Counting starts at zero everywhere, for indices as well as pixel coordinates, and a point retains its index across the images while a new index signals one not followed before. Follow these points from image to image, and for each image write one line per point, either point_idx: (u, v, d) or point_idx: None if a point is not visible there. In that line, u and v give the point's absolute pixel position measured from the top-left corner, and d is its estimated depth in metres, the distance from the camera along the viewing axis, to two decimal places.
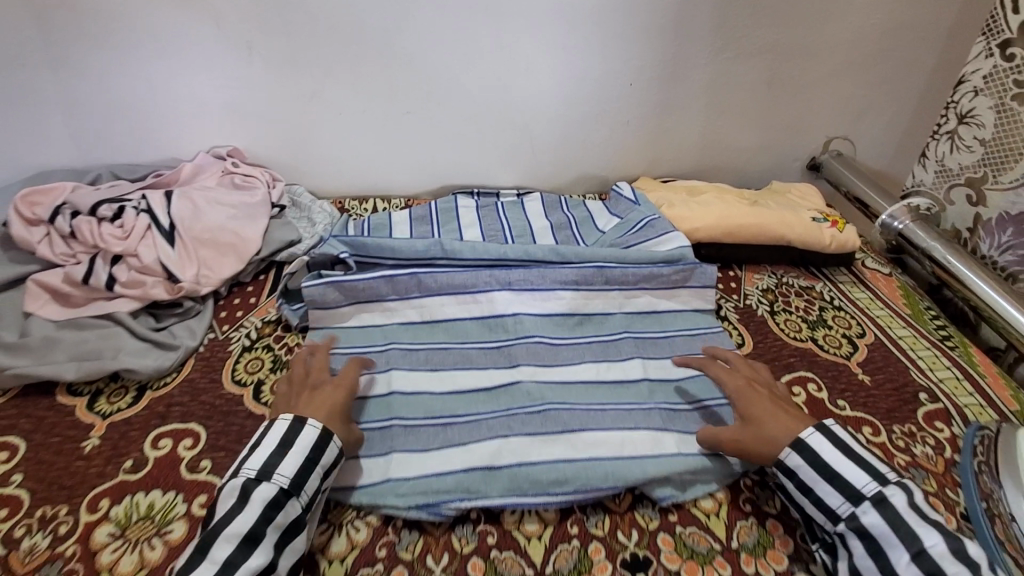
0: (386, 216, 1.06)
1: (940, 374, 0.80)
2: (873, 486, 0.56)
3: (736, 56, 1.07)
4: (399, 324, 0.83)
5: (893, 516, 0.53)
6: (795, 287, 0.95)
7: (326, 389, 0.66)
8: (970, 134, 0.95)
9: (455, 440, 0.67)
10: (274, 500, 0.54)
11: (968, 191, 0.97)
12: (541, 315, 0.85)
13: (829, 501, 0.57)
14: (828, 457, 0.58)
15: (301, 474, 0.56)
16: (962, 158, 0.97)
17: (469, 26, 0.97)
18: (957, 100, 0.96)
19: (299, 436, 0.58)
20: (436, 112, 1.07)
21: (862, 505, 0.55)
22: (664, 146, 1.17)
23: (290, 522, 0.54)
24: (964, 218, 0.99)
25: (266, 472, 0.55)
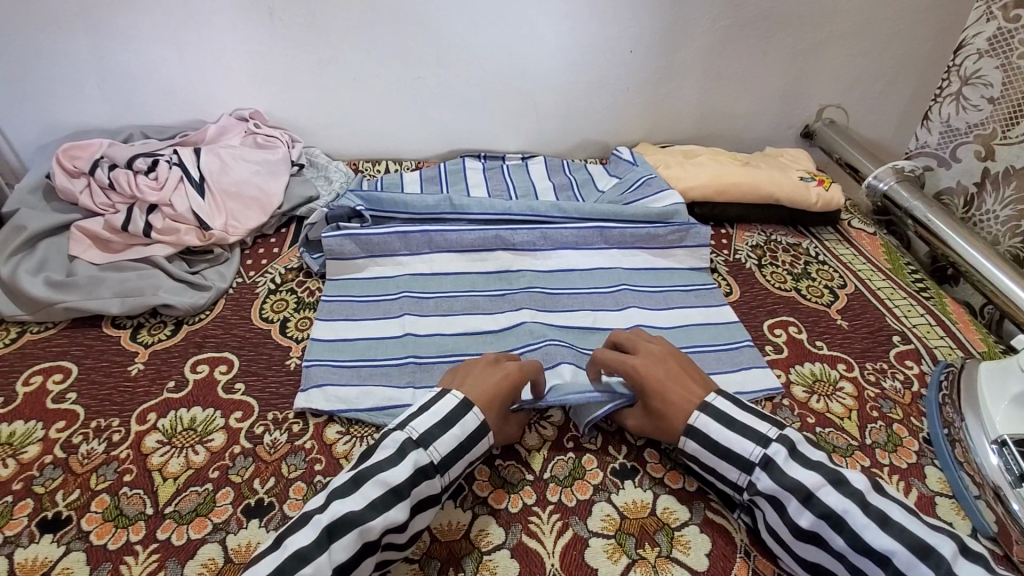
0: (398, 176, 1.12)
1: (914, 321, 0.86)
2: (758, 451, 0.57)
3: (732, 25, 1.11)
4: (411, 276, 0.90)
5: (781, 473, 0.56)
6: (782, 244, 1.01)
7: (500, 373, 0.65)
8: (976, 94, 0.99)
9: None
10: (423, 470, 0.55)
11: (977, 147, 1.01)
12: (542, 271, 0.92)
13: (729, 475, 0.59)
14: (716, 436, 0.60)
15: (452, 456, 0.57)
16: (969, 117, 1.02)
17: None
18: (961, 63, 1.02)
19: (464, 419, 0.59)
20: (447, 77, 1.12)
21: (755, 472, 0.57)
22: (662, 113, 1.22)
23: (430, 494, 0.55)
24: (972, 173, 1.03)
25: (426, 440, 0.57)
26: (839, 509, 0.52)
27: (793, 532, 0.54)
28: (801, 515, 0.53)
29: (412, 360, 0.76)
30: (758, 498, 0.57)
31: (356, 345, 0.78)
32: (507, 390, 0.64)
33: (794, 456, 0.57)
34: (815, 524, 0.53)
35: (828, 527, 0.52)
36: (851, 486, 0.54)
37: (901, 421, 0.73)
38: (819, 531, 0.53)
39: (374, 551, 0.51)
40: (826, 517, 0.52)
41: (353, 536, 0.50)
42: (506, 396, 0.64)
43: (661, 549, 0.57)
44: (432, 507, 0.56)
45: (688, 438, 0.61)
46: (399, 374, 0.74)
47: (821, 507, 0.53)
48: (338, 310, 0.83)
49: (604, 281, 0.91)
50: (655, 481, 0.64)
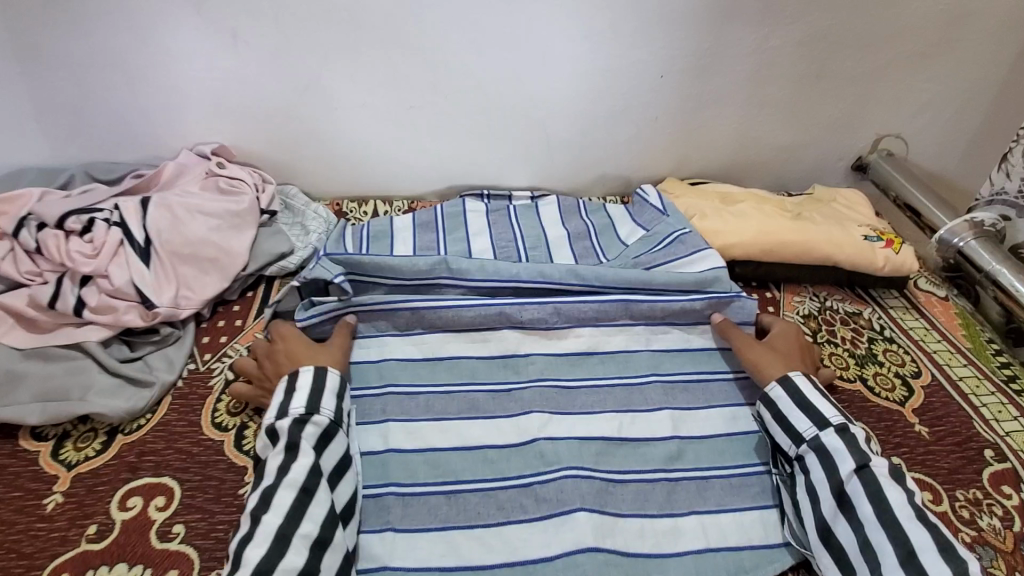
0: (387, 221, 0.97)
1: (1007, 427, 0.71)
2: (839, 417, 0.61)
3: (780, 45, 0.94)
4: (398, 361, 0.75)
5: (851, 440, 0.59)
6: (840, 314, 0.85)
7: (281, 344, 0.69)
8: None
9: (459, 518, 0.61)
10: (303, 419, 0.59)
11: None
12: (555, 354, 0.77)
13: (798, 425, 0.63)
14: (810, 395, 0.64)
15: (314, 399, 0.61)
16: None
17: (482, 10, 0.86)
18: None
19: (326, 380, 0.64)
20: (444, 104, 0.95)
21: (825, 430, 0.61)
22: (695, 145, 1.05)
23: (323, 431, 0.59)
24: None
25: (281, 410, 0.60)
26: (882, 486, 0.55)
27: (834, 491, 0.57)
28: (851, 477, 0.57)
29: (393, 488, 0.63)
30: (817, 451, 0.60)
31: None
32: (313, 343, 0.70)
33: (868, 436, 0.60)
34: (856, 488, 0.56)
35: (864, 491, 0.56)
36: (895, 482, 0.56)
37: None
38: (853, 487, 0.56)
39: (311, 494, 0.55)
40: (869, 485, 0.56)
41: (286, 492, 0.53)
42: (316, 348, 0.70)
43: None
44: (339, 440, 0.61)
45: (779, 385, 0.67)
46: (376, 509, 0.61)
47: (870, 477, 0.56)
48: None
49: (630, 369, 0.76)
50: None
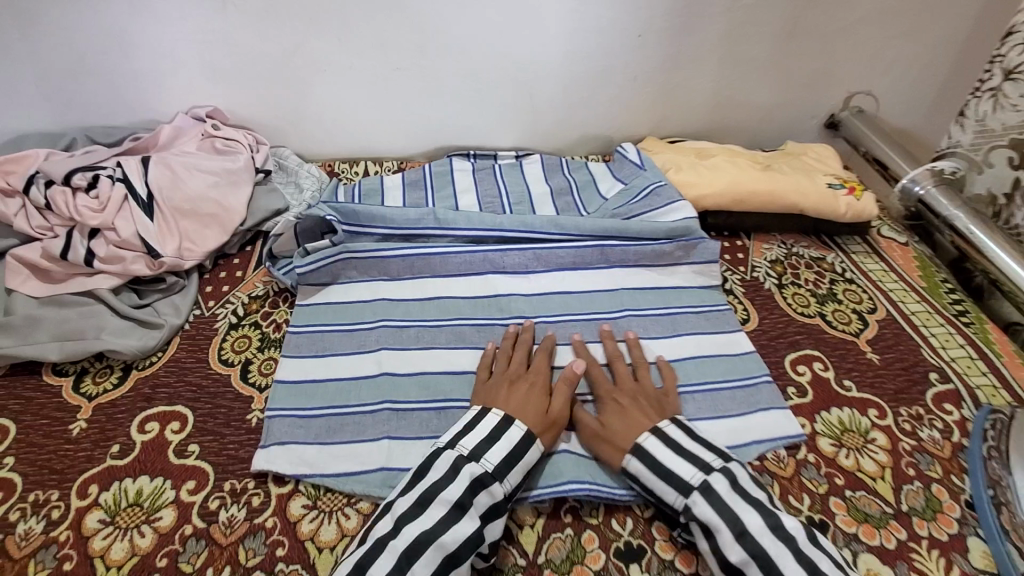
0: (377, 180, 1.01)
1: (953, 353, 0.77)
2: (699, 476, 0.56)
3: (753, 4, 0.98)
4: (389, 300, 0.82)
5: (716, 501, 0.54)
6: (804, 259, 0.91)
7: (533, 385, 0.67)
8: (1017, 91, 0.87)
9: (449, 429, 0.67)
10: (479, 478, 0.56)
11: (1012, 154, 0.88)
12: (533, 296, 0.82)
13: (666, 497, 0.57)
14: (662, 457, 0.58)
15: (483, 443, 0.59)
16: (1007, 118, 0.89)
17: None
18: (1004, 53, 0.88)
19: (510, 432, 0.60)
20: (429, 66, 0.99)
21: (691, 496, 0.56)
22: (672, 104, 1.09)
23: (495, 503, 0.56)
24: (1002, 184, 0.91)
25: (477, 454, 0.58)
26: (769, 552, 0.51)
27: (722, 567, 0.52)
28: (732, 549, 0.52)
29: (387, 404, 0.69)
30: (693, 523, 0.55)
31: (327, 388, 0.71)
32: (538, 393, 0.66)
33: (730, 482, 0.56)
34: (745, 561, 0.51)
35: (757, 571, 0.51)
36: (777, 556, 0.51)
37: (940, 481, 0.64)
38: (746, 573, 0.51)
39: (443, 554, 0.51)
40: (756, 556, 0.51)
41: (432, 554, 0.51)
42: (537, 402, 0.65)
43: None
44: (503, 516, 0.56)
45: (633, 455, 0.59)
46: (371, 425, 0.67)
47: (754, 546, 0.52)
48: (308, 344, 0.75)
49: (606, 305, 0.81)
50: (665, 564, 0.56)
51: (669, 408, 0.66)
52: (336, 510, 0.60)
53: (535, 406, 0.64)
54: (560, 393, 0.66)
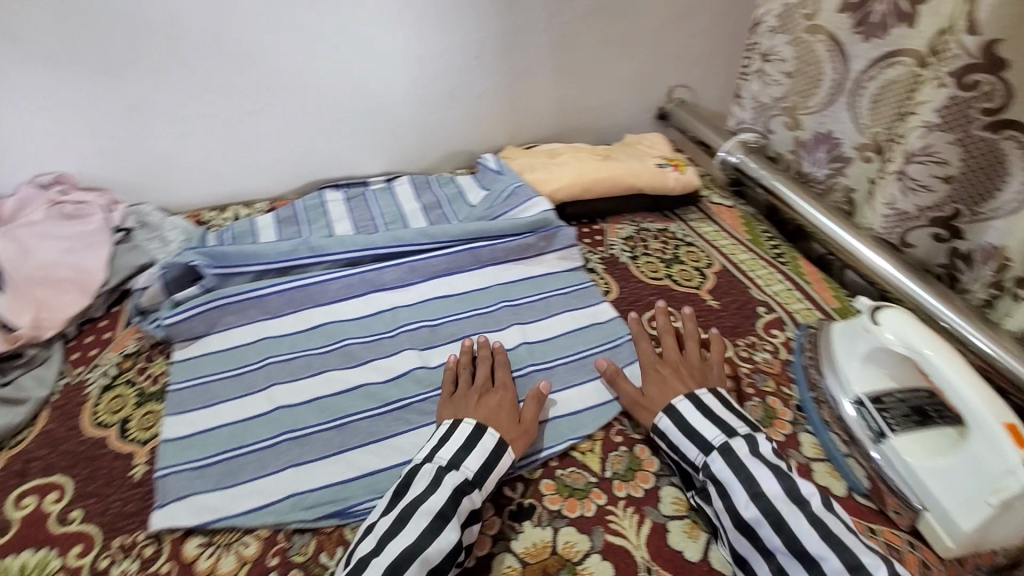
0: (247, 222, 1.02)
1: (775, 289, 0.91)
2: (720, 438, 0.64)
3: (571, 19, 1.11)
4: (275, 338, 0.81)
5: (736, 462, 0.61)
6: (652, 232, 1.03)
7: (497, 392, 0.70)
8: (776, 69, 1.07)
9: (353, 442, 0.68)
10: (461, 487, 0.59)
11: (785, 119, 1.09)
12: (414, 304, 0.86)
13: (688, 454, 0.64)
14: (690, 417, 0.66)
15: (461, 451, 0.62)
16: (772, 91, 1.10)
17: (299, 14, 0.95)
18: (758, 41, 1.10)
19: (483, 440, 0.63)
20: (283, 104, 1.03)
21: (711, 454, 0.63)
22: (521, 114, 1.20)
23: (473, 510, 0.58)
24: (786, 144, 1.11)
25: (455, 463, 0.61)
26: (781, 513, 0.57)
27: (734, 522, 0.59)
28: (747, 507, 0.58)
29: (287, 434, 0.69)
30: (710, 480, 0.62)
31: (221, 434, 0.70)
32: (510, 406, 0.68)
33: (750, 445, 0.63)
34: (756, 518, 0.58)
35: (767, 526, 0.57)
36: (783, 513, 0.57)
37: (774, 393, 0.76)
38: (756, 530, 0.57)
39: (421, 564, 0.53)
40: (768, 514, 0.57)
41: (418, 568, 0.52)
42: (508, 413, 0.68)
43: None
44: (479, 523, 0.59)
45: (665, 416, 0.67)
46: (274, 458, 0.67)
47: (767, 505, 0.58)
48: (193, 397, 0.74)
49: (485, 300, 0.88)
50: (553, 514, 0.62)
51: (713, 377, 0.72)
52: (232, 542, 0.60)
53: (510, 417, 0.67)
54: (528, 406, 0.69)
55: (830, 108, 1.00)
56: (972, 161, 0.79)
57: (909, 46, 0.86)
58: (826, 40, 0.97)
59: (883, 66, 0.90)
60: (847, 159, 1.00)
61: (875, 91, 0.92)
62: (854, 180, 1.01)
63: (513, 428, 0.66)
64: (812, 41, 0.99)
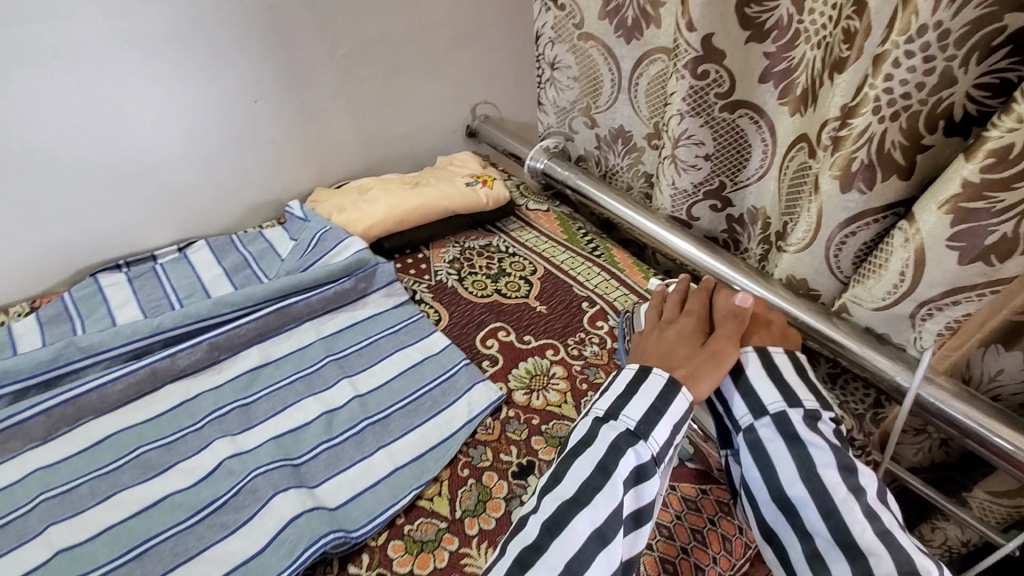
0: (1, 332, 0.84)
1: (595, 281, 0.96)
2: (777, 405, 0.57)
3: (353, 51, 1.09)
4: (47, 468, 0.68)
5: (792, 433, 0.54)
6: (476, 249, 1.03)
7: (680, 327, 0.64)
8: (564, 76, 1.13)
9: (156, 569, 0.58)
10: (637, 459, 0.53)
11: (584, 120, 1.16)
12: (224, 384, 0.77)
13: (736, 412, 0.59)
14: (754, 374, 0.59)
15: (648, 418, 0.55)
16: (567, 96, 1.15)
17: (44, 80, 0.85)
18: (543, 52, 1.14)
19: (645, 384, 0.57)
20: (27, 185, 0.90)
21: (762, 420, 0.56)
22: (323, 153, 1.14)
23: (642, 471, 0.53)
24: (589, 141, 1.18)
25: (615, 412, 0.56)
26: (829, 492, 0.52)
27: (772, 496, 0.54)
28: (794, 485, 0.53)
29: None
30: (752, 440, 0.57)
31: None
32: (692, 337, 0.63)
33: (811, 420, 0.55)
34: (801, 496, 0.53)
35: (817, 510, 0.52)
36: (836, 499, 0.51)
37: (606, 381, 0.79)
38: (801, 511, 0.52)
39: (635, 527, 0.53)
40: (813, 491, 0.52)
41: None
42: (686, 344, 0.62)
43: None
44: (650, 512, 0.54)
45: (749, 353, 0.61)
46: None
47: (816, 483, 0.52)
48: None
49: (308, 360, 0.81)
50: None
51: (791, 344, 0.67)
52: None
53: (690, 348, 0.61)
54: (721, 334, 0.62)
55: (616, 105, 1.08)
56: (723, 139, 0.91)
57: (658, 45, 0.96)
58: (599, 46, 1.04)
59: (644, 64, 1.00)
60: (640, 149, 1.10)
61: (645, 87, 1.02)
62: (648, 167, 1.11)
63: (691, 355, 0.60)
64: (586, 48, 1.06)
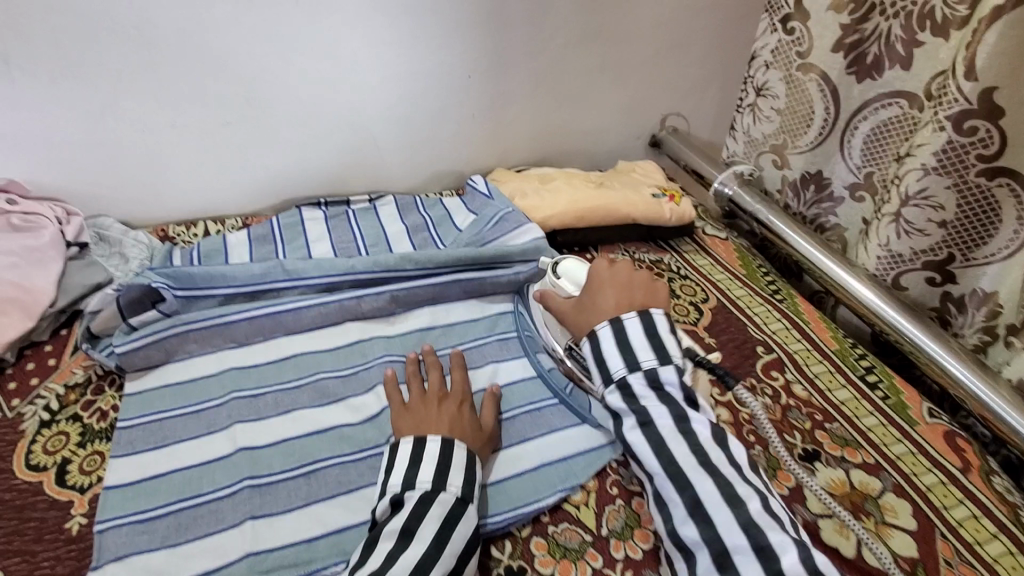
0: (218, 239, 0.94)
1: (773, 327, 0.88)
2: (622, 372, 0.65)
3: (566, 43, 1.09)
4: (241, 369, 0.74)
5: (628, 394, 0.64)
6: (646, 263, 0.99)
7: (455, 404, 0.66)
8: (768, 105, 1.02)
9: (321, 492, 0.62)
10: (425, 498, 0.55)
11: (773, 157, 1.05)
12: (394, 336, 0.81)
13: (613, 369, 0.66)
14: (603, 350, 0.67)
15: (437, 472, 0.58)
16: (764, 127, 1.05)
17: (300, 29, 0.91)
18: (753, 75, 1.04)
19: (427, 449, 0.59)
20: (261, 115, 0.97)
21: (635, 373, 0.65)
22: (512, 136, 1.16)
23: (447, 511, 0.55)
24: (774, 180, 1.07)
25: (410, 481, 0.57)
26: (665, 439, 0.60)
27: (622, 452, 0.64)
28: (632, 435, 0.62)
29: (248, 482, 0.62)
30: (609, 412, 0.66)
31: (171, 481, 0.62)
32: (470, 411, 0.66)
33: (646, 380, 0.64)
34: (636, 444, 0.62)
35: (671, 427, 0.61)
36: (688, 424, 0.61)
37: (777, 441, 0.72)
38: (659, 428, 0.61)
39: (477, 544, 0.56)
40: (647, 442, 0.61)
41: None
42: (468, 418, 0.65)
43: None
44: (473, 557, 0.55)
45: (605, 329, 0.68)
46: (232, 509, 0.60)
47: (648, 432, 0.61)
48: (143, 438, 0.66)
49: (472, 333, 0.82)
50: None
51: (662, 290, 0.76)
52: None
53: (469, 422, 0.65)
54: (487, 409, 0.68)
55: (821, 148, 0.96)
56: (972, 209, 0.77)
57: (903, 88, 0.84)
58: (818, 78, 0.92)
59: (874, 108, 0.88)
60: (837, 199, 0.98)
61: (868, 133, 0.90)
62: (843, 221, 0.98)
63: (472, 435, 0.64)
64: (804, 80, 0.95)
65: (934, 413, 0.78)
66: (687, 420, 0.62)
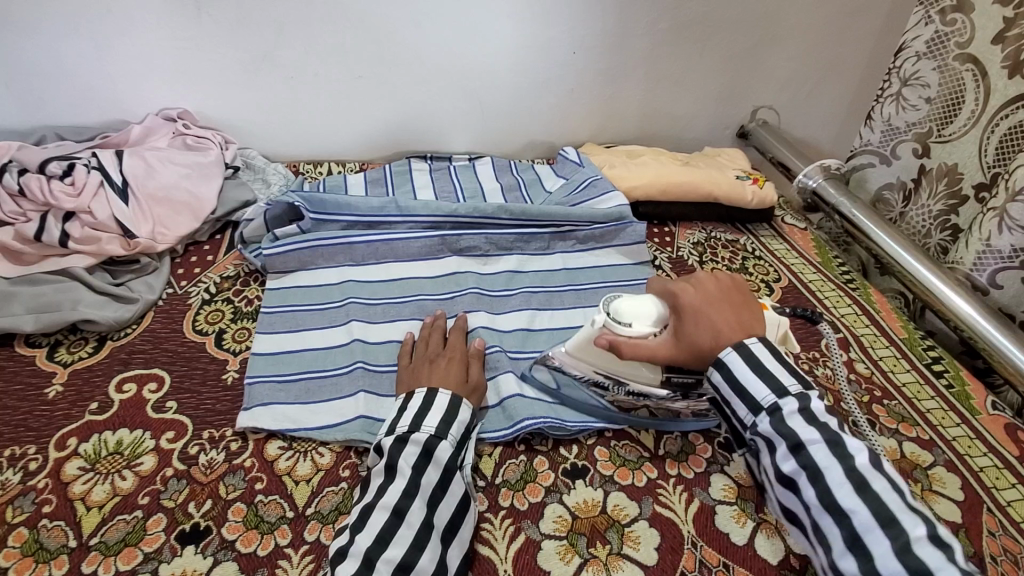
0: (341, 178, 1.08)
1: (842, 311, 0.92)
2: (771, 397, 0.55)
3: (670, 28, 1.15)
4: (358, 282, 0.87)
5: (786, 424, 0.54)
6: (722, 241, 1.05)
7: (444, 360, 0.70)
8: (914, 94, 0.99)
9: None
10: (403, 437, 0.60)
11: (914, 146, 1.01)
12: (484, 274, 0.91)
13: (757, 393, 0.56)
14: (749, 366, 0.57)
15: (416, 417, 0.62)
16: (908, 116, 1.01)
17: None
18: (900, 65, 1.01)
19: (437, 398, 0.64)
20: (389, 74, 1.10)
21: (786, 398, 0.55)
22: (605, 114, 1.24)
23: (423, 448, 0.60)
24: (908, 170, 1.04)
25: (392, 426, 0.62)
26: (823, 469, 0.51)
27: (777, 476, 0.54)
28: (787, 463, 0.53)
29: (361, 365, 0.74)
30: (756, 436, 0.56)
31: (302, 357, 0.75)
32: (459, 363, 0.70)
33: (805, 409, 0.54)
34: (795, 471, 0.53)
35: (831, 455, 0.51)
36: (846, 448, 0.52)
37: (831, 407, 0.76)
38: (814, 453, 0.52)
39: (456, 473, 0.60)
40: (807, 468, 0.52)
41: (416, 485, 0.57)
42: (458, 370, 0.69)
43: (612, 546, 0.59)
44: (461, 488, 0.59)
45: (733, 351, 0.58)
46: (348, 383, 0.72)
47: (807, 459, 0.52)
48: (280, 321, 0.79)
49: (555, 281, 0.91)
50: (605, 478, 0.65)
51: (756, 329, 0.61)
52: (310, 449, 0.65)
53: (457, 374, 0.68)
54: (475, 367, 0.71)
55: (966, 139, 0.92)
56: None
57: None
58: (976, 70, 0.89)
59: (1018, 106, 0.84)
60: (963, 198, 0.95)
61: (1007, 130, 0.86)
62: (962, 219, 0.97)
63: (462, 385, 0.68)
64: (960, 70, 0.92)
65: (998, 406, 0.79)
66: (841, 442, 0.53)
